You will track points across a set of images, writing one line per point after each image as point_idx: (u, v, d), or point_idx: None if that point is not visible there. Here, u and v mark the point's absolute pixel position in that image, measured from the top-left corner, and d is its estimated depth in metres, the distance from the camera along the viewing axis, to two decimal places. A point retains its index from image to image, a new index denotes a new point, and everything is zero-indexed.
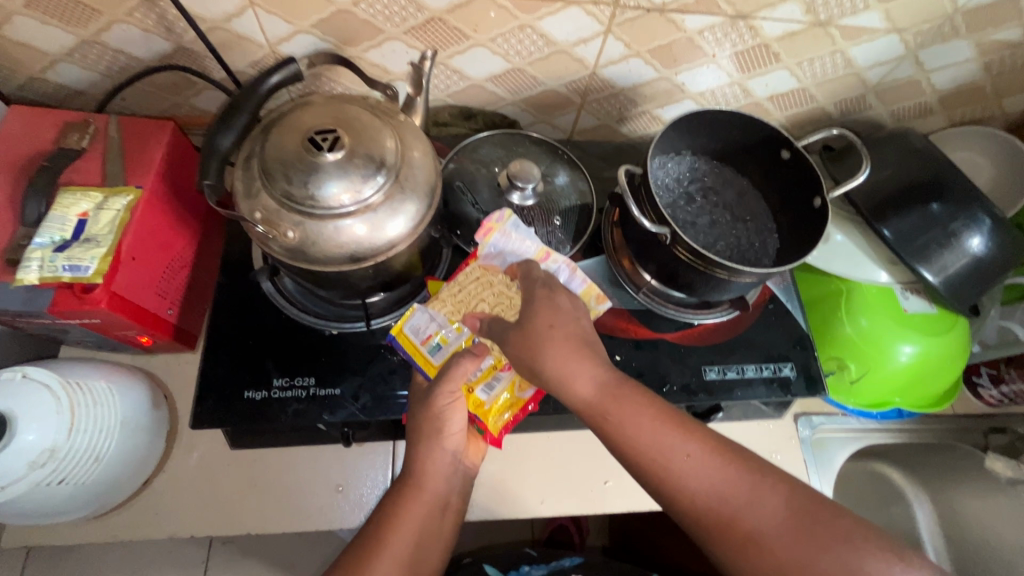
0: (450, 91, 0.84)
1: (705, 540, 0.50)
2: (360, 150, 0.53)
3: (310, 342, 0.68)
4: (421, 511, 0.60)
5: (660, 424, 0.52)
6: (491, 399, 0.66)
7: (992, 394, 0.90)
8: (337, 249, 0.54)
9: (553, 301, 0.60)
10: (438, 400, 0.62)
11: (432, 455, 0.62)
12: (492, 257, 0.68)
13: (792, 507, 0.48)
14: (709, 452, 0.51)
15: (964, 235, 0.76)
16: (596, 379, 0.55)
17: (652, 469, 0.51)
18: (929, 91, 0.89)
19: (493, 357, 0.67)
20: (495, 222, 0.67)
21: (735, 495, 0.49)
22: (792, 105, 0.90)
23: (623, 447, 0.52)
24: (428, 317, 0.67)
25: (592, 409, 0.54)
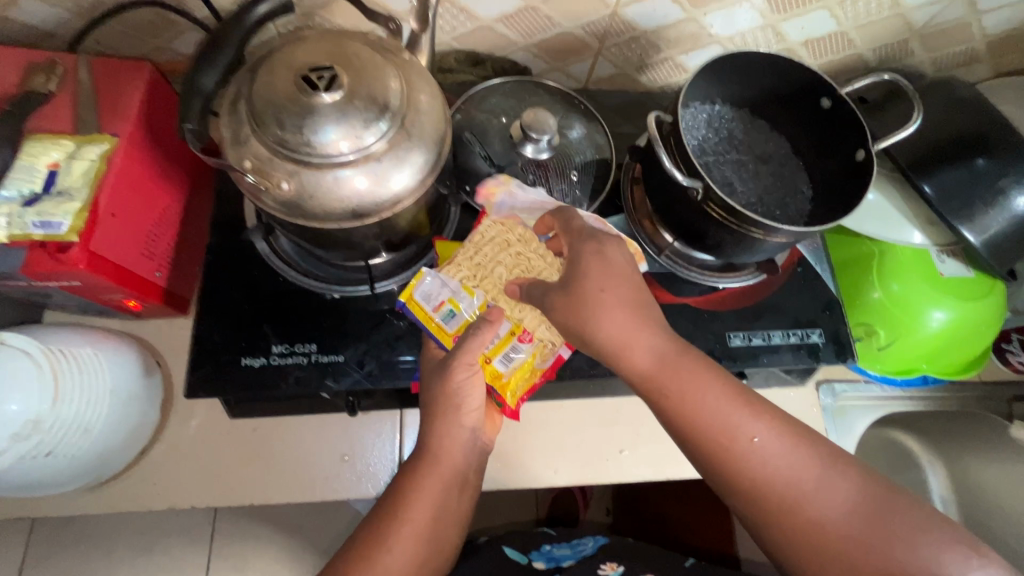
0: (457, 33, 0.76)
1: (759, 521, 0.49)
2: (361, 90, 0.47)
3: (310, 305, 0.64)
4: (441, 487, 0.58)
5: (728, 398, 0.50)
6: (509, 371, 0.62)
7: (1021, 360, 0.87)
8: (336, 203, 0.49)
9: (581, 265, 0.55)
10: (455, 374, 0.58)
11: (446, 425, 0.59)
12: (507, 216, 0.65)
13: (850, 492, 0.47)
14: (775, 432, 0.50)
15: (1013, 193, 0.71)
16: (655, 350, 0.52)
17: (712, 443, 0.49)
18: (978, 35, 0.81)
19: (511, 323, 0.63)
20: (494, 185, 0.64)
21: (800, 478, 0.48)
22: (828, 52, 0.83)
23: (682, 420, 0.50)
24: (439, 282, 0.62)
25: (650, 383, 0.52)
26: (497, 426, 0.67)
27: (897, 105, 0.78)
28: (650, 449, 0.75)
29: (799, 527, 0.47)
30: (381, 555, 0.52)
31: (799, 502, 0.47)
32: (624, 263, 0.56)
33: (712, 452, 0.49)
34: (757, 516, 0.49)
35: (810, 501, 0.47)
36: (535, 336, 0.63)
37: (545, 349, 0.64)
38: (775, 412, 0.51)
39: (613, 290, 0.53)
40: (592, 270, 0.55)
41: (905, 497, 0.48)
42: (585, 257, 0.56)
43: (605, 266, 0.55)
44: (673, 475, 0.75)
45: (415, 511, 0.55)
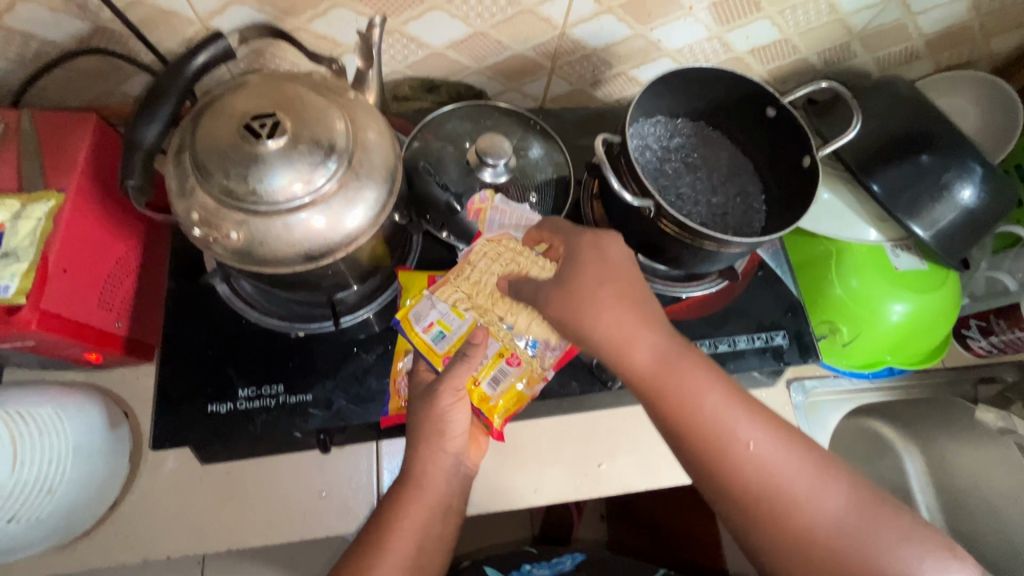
0: (409, 62, 0.77)
1: (749, 525, 0.50)
2: (305, 134, 0.47)
3: (274, 346, 0.63)
4: (423, 511, 0.59)
5: (727, 401, 0.51)
6: (496, 394, 0.63)
7: (981, 345, 0.88)
8: (288, 248, 0.48)
9: (579, 260, 0.56)
10: (442, 399, 0.59)
11: (433, 455, 0.60)
12: (500, 233, 0.65)
13: (815, 510, 0.49)
14: (771, 438, 0.51)
15: (956, 187, 0.74)
16: (653, 347, 0.52)
17: (710, 444, 0.50)
18: (915, 35, 0.84)
19: (500, 344, 0.63)
20: (481, 202, 0.67)
21: (795, 484, 0.49)
22: (775, 58, 0.85)
23: (677, 423, 0.51)
24: (430, 303, 0.63)
25: (650, 382, 0.52)
26: (481, 449, 0.68)
27: (844, 107, 0.80)
28: (629, 461, 0.76)
29: (786, 534, 0.49)
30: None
31: (790, 512, 0.49)
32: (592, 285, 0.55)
33: (708, 455, 0.50)
34: (745, 521, 0.50)
35: (799, 510, 0.49)
36: (523, 360, 0.64)
37: (532, 373, 0.64)
38: (769, 417, 0.52)
39: (609, 292, 0.54)
40: (588, 263, 0.56)
41: (863, 501, 0.49)
42: (584, 253, 0.57)
43: (604, 265, 0.56)
44: (651, 484, 0.75)
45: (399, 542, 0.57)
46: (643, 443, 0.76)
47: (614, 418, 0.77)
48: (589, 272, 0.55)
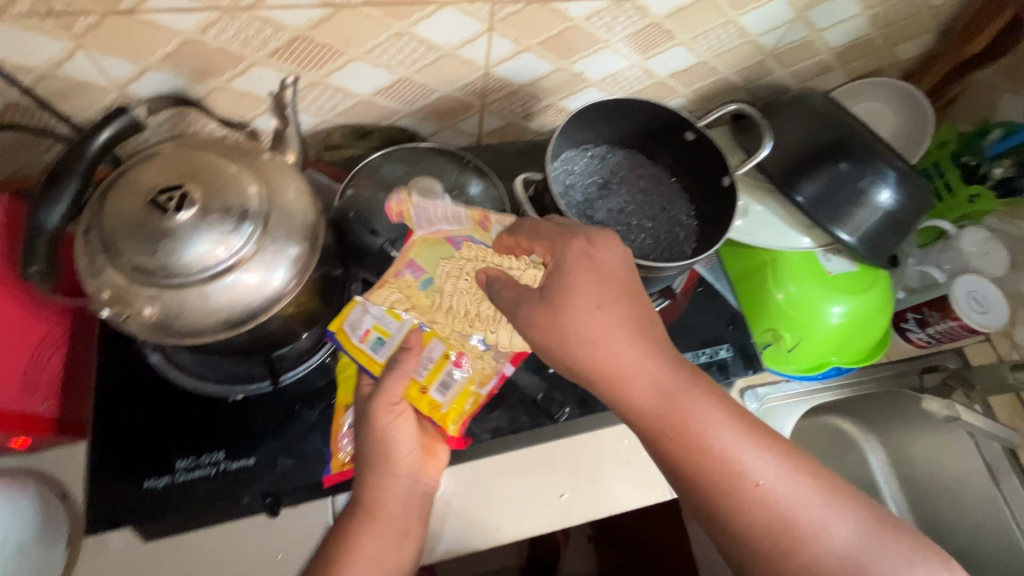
0: (337, 111, 0.77)
1: (758, 560, 0.52)
2: (215, 202, 0.47)
3: (212, 411, 0.62)
4: (381, 544, 0.59)
5: (737, 436, 0.52)
6: (447, 400, 0.61)
7: (920, 336, 0.92)
8: (208, 317, 0.48)
9: (572, 279, 0.54)
10: (379, 418, 0.59)
11: (383, 481, 0.59)
12: (435, 233, 0.60)
13: (822, 544, 0.51)
14: (778, 472, 0.52)
15: (874, 190, 0.77)
16: (657, 383, 0.52)
17: (720, 479, 0.52)
18: (824, 49, 0.88)
19: (444, 345, 0.61)
20: (399, 202, 0.59)
21: (800, 519, 0.51)
22: (696, 80, 0.89)
23: (687, 460, 0.52)
24: (364, 310, 0.60)
25: (659, 418, 0.52)
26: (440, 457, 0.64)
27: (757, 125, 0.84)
28: (591, 487, 0.76)
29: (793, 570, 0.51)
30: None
31: (795, 547, 0.51)
32: (592, 291, 0.53)
33: (715, 490, 0.52)
34: (756, 559, 0.52)
35: (805, 545, 0.51)
36: (473, 359, 0.62)
37: (484, 373, 0.62)
38: (776, 449, 0.53)
39: (608, 326, 0.52)
40: (581, 290, 0.53)
41: (857, 533, 0.51)
42: (575, 269, 0.54)
43: (599, 277, 0.54)
44: (615, 508, 0.76)
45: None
46: (604, 468, 0.76)
47: (572, 445, 0.77)
48: (582, 298, 0.53)
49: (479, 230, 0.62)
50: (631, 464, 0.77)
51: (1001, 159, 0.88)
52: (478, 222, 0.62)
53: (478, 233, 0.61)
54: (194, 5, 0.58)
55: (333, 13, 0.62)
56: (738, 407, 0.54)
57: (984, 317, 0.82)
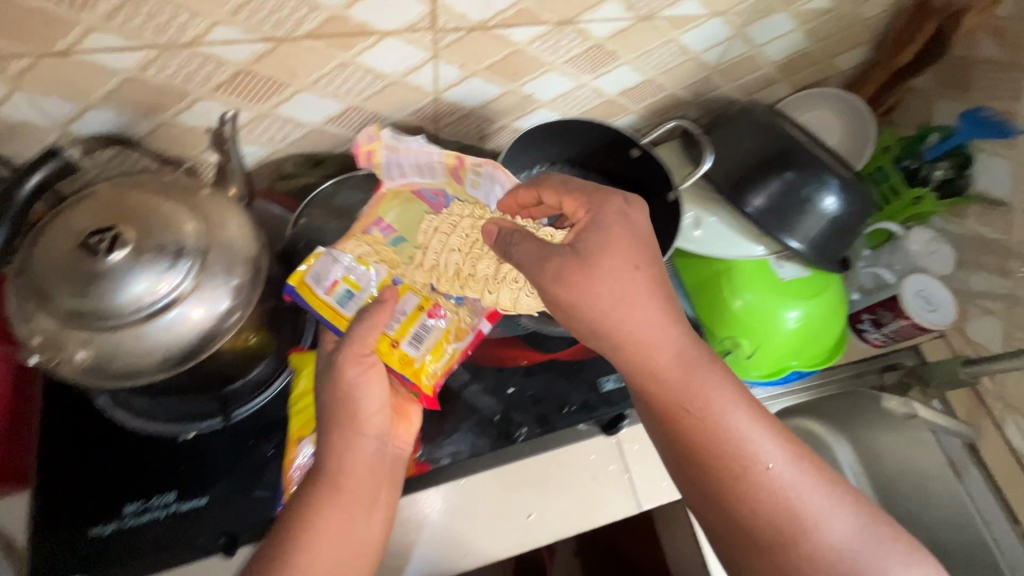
0: (289, 140, 0.77)
1: (759, 548, 0.54)
2: (147, 242, 0.47)
3: (162, 452, 0.60)
4: (344, 516, 0.55)
5: (751, 423, 0.56)
6: (420, 353, 0.61)
7: (877, 336, 0.94)
8: (144, 359, 0.48)
9: (606, 237, 0.58)
10: (346, 369, 0.57)
11: (352, 441, 0.57)
12: (405, 184, 0.66)
13: (822, 535, 0.53)
14: (786, 461, 0.56)
15: (818, 198, 0.79)
16: (681, 352, 0.57)
17: (732, 459, 0.55)
18: (766, 63, 0.91)
19: (420, 298, 0.63)
20: (369, 143, 0.63)
21: (802, 508, 0.54)
22: (645, 96, 0.91)
23: (700, 437, 0.56)
24: (332, 260, 0.61)
25: (678, 393, 0.56)
26: (409, 420, 0.64)
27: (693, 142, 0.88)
28: (558, 507, 0.75)
29: (789, 558, 0.53)
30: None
31: (795, 535, 0.53)
32: (627, 250, 0.58)
33: (718, 470, 0.56)
34: (760, 547, 0.54)
35: (805, 535, 0.53)
36: (447, 312, 0.64)
37: (460, 328, 0.64)
38: (786, 441, 0.57)
39: (639, 286, 0.57)
40: (614, 247, 0.58)
41: (856, 531, 0.54)
42: (609, 230, 0.58)
43: (631, 239, 0.59)
44: (584, 527, 0.75)
45: (309, 554, 0.52)
46: (572, 486, 0.76)
47: (539, 463, 0.77)
48: (617, 259, 0.57)
49: (450, 182, 0.66)
50: (598, 480, 0.77)
51: (941, 160, 0.90)
52: (451, 170, 0.65)
53: (449, 183, 0.66)
54: (131, 44, 0.58)
55: (274, 47, 0.63)
56: (751, 396, 0.58)
57: (932, 315, 0.85)
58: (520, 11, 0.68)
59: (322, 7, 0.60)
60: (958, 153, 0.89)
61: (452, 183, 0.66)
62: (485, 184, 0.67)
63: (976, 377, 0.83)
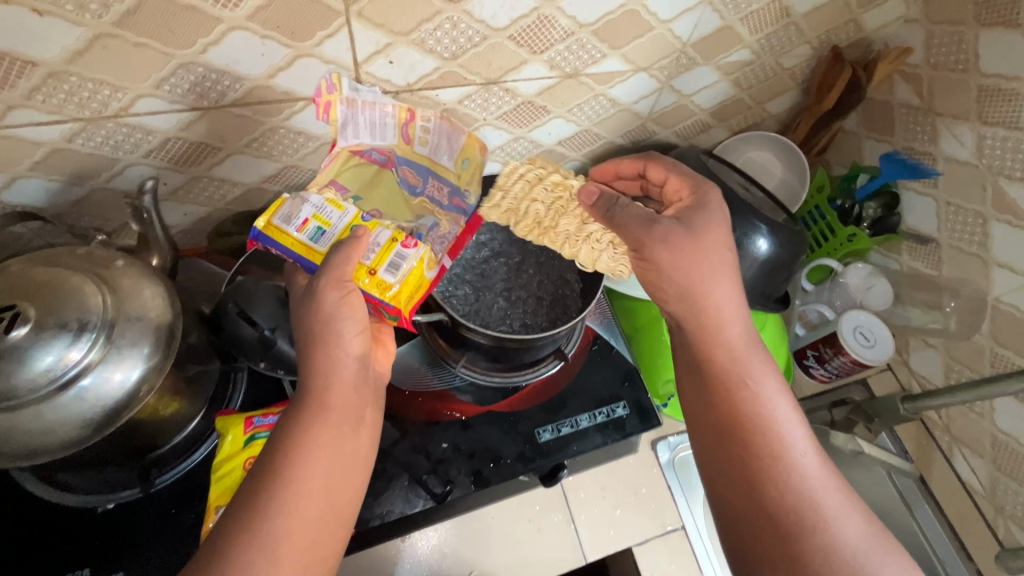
0: (227, 200, 0.78)
1: (777, 524, 0.55)
2: (50, 318, 0.48)
3: (78, 527, 0.60)
4: (336, 436, 0.55)
5: (792, 412, 0.60)
6: (398, 281, 0.62)
7: (822, 371, 0.95)
8: (48, 434, 0.48)
9: (706, 216, 0.65)
10: (326, 295, 0.56)
11: (334, 361, 0.56)
12: (355, 145, 0.65)
13: (837, 532, 0.54)
14: (817, 457, 0.58)
15: (747, 242, 0.81)
16: (746, 339, 0.63)
17: (767, 432, 0.58)
18: (698, 110, 0.94)
19: (390, 232, 0.64)
20: (331, 93, 0.60)
21: (824, 500, 0.55)
22: (584, 144, 0.93)
23: (746, 409, 0.60)
24: (299, 202, 0.62)
25: (738, 366, 0.61)
26: (387, 351, 0.65)
27: None
28: (500, 562, 0.74)
29: (805, 541, 0.53)
30: (255, 544, 0.48)
31: (815, 522, 0.54)
32: (722, 235, 0.65)
33: (753, 444, 0.58)
34: (781, 524, 0.55)
35: (824, 526, 0.54)
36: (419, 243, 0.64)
37: (431, 259, 0.65)
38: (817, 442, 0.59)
39: (726, 271, 0.63)
40: (714, 235, 0.64)
41: (868, 537, 0.54)
42: (714, 211, 0.66)
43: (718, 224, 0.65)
44: None
45: (308, 467, 0.53)
46: (516, 540, 0.75)
47: (482, 519, 0.75)
48: (716, 238, 0.64)
49: (401, 142, 0.68)
50: (544, 532, 0.76)
51: (870, 200, 0.95)
52: (401, 127, 0.68)
53: (398, 144, 0.68)
54: (53, 118, 0.59)
55: (201, 114, 0.64)
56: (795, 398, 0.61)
57: (869, 351, 0.87)
58: (444, 74, 0.70)
59: (244, 78, 0.62)
60: (884, 193, 0.94)
61: (402, 144, 0.68)
62: (433, 139, 0.69)
63: (916, 413, 0.82)
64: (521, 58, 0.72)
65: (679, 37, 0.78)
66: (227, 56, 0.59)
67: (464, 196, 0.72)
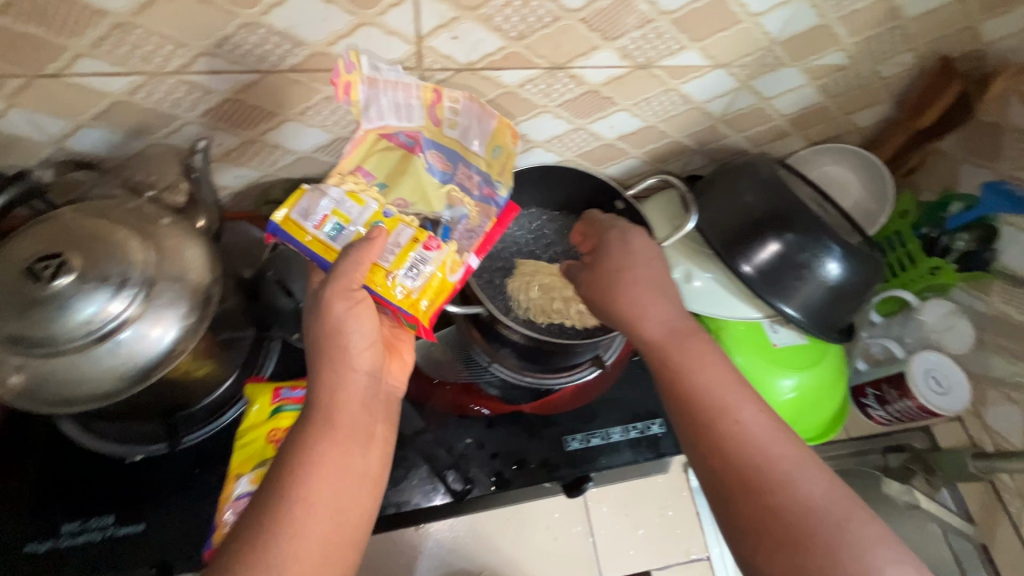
0: (278, 166, 0.78)
1: (730, 494, 0.51)
2: (94, 270, 0.48)
3: (107, 473, 0.61)
4: (341, 449, 0.52)
5: (726, 376, 0.56)
6: (418, 286, 0.59)
7: (880, 413, 0.87)
8: (80, 384, 0.48)
9: (606, 248, 0.65)
10: (335, 306, 0.54)
11: (342, 376, 0.54)
12: (380, 127, 0.61)
13: (794, 488, 0.50)
14: (759, 415, 0.54)
15: (818, 263, 0.74)
16: (666, 323, 0.59)
17: (707, 405, 0.54)
18: (776, 116, 0.86)
19: (413, 232, 0.60)
20: (349, 73, 0.56)
21: (774, 455, 0.51)
22: (647, 142, 0.88)
23: (683, 393, 0.56)
24: (319, 196, 0.60)
25: (655, 347, 0.59)
26: (405, 363, 0.63)
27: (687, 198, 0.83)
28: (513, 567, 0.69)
29: (759, 505, 0.49)
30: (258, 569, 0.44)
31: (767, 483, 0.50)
32: (647, 250, 0.63)
33: (707, 425, 0.54)
34: (736, 494, 0.51)
35: (777, 485, 0.50)
36: (443, 244, 0.60)
37: (454, 260, 0.61)
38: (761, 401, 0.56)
39: (636, 279, 0.61)
40: (616, 255, 0.64)
41: (828, 489, 0.50)
42: (612, 242, 0.65)
43: (628, 251, 0.63)
44: None
45: (315, 484, 0.49)
46: (528, 546, 0.70)
47: (494, 519, 0.71)
48: (617, 259, 0.63)
49: (428, 124, 0.64)
50: (559, 542, 0.71)
51: (961, 232, 0.84)
52: (429, 108, 0.64)
53: (426, 126, 0.64)
54: (119, 70, 0.60)
55: (260, 78, 0.63)
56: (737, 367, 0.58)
57: (941, 399, 0.78)
58: (509, 54, 0.67)
59: (305, 43, 0.60)
60: (978, 226, 0.83)
61: (430, 126, 0.64)
62: (463, 121, 0.65)
63: (988, 473, 0.76)
64: (591, 43, 0.67)
65: (767, 33, 0.71)
66: (290, 19, 0.57)
67: (495, 187, 0.66)
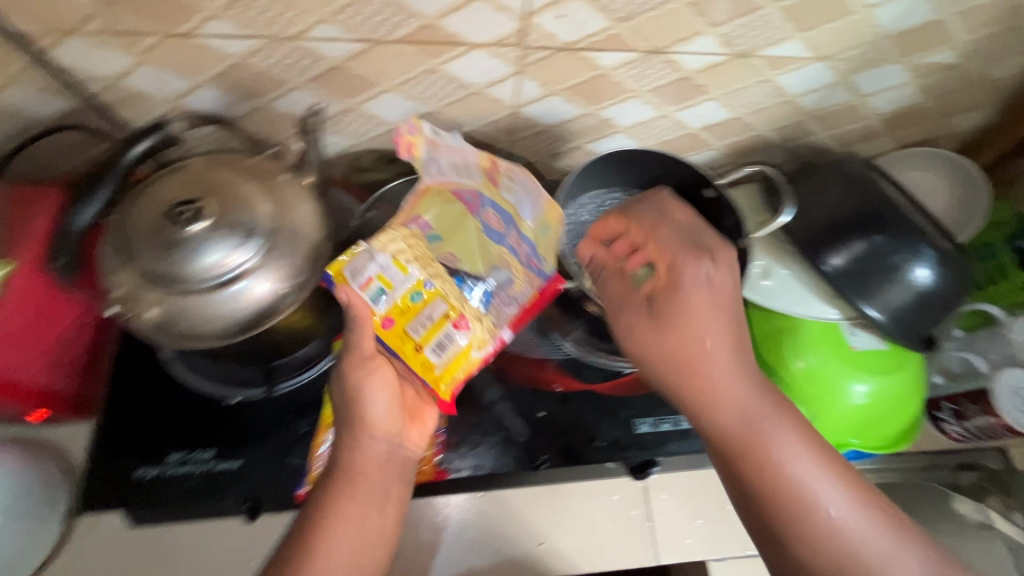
0: (368, 136, 0.80)
1: None
2: (227, 217, 0.52)
3: (209, 411, 0.66)
4: (356, 510, 0.55)
5: (811, 467, 0.53)
6: (442, 362, 0.58)
7: (956, 429, 0.83)
8: (203, 324, 0.52)
9: (682, 292, 0.56)
10: (353, 375, 0.57)
11: (360, 442, 0.57)
12: (441, 182, 0.65)
13: None
14: (847, 505, 0.53)
15: (908, 267, 0.72)
16: (746, 408, 0.54)
17: (793, 500, 0.52)
18: (870, 114, 0.84)
19: (446, 306, 0.59)
20: (412, 134, 0.62)
21: (867, 551, 0.51)
22: (730, 134, 0.86)
23: (762, 481, 0.53)
24: (370, 256, 0.58)
25: (740, 437, 0.54)
26: (428, 424, 0.62)
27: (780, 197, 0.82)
28: (572, 542, 0.69)
29: None
30: None
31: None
32: (728, 294, 0.57)
33: (786, 520, 0.52)
34: None
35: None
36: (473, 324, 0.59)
37: (482, 338, 0.60)
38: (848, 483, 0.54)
39: (720, 342, 0.55)
40: (692, 311, 0.56)
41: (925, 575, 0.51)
42: (691, 288, 0.56)
43: (711, 293, 0.56)
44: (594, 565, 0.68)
45: (328, 543, 0.53)
46: (586, 522, 0.70)
47: (552, 495, 0.71)
48: (697, 314, 0.55)
49: (485, 184, 0.67)
50: (618, 522, 0.71)
51: None
52: (486, 172, 0.67)
53: (484, 185, 0.67)
54: (242, 33, 0.63)
55: (369, 48, 0.66)
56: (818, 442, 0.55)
57: None
58: (610, 35, 0.67)
59: (417, 15, 0.62)
60: None
61: (487, 185, 0.67)
62: (518, 189, 0.69)
63: None
64: (694, 29, 0.67)
65: (875, 27, 0.69)
66: None
67: (541, 260, 0.67)
